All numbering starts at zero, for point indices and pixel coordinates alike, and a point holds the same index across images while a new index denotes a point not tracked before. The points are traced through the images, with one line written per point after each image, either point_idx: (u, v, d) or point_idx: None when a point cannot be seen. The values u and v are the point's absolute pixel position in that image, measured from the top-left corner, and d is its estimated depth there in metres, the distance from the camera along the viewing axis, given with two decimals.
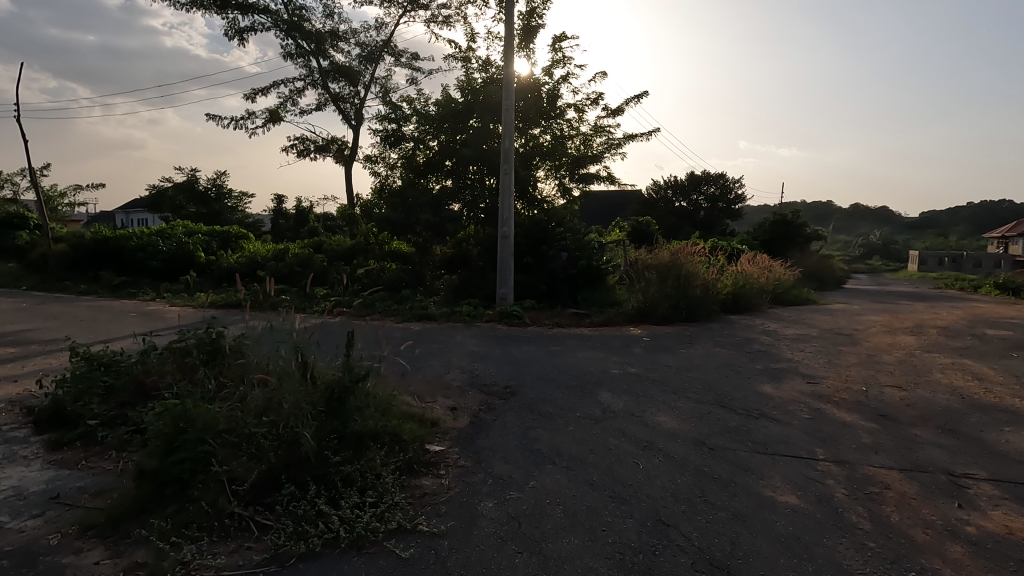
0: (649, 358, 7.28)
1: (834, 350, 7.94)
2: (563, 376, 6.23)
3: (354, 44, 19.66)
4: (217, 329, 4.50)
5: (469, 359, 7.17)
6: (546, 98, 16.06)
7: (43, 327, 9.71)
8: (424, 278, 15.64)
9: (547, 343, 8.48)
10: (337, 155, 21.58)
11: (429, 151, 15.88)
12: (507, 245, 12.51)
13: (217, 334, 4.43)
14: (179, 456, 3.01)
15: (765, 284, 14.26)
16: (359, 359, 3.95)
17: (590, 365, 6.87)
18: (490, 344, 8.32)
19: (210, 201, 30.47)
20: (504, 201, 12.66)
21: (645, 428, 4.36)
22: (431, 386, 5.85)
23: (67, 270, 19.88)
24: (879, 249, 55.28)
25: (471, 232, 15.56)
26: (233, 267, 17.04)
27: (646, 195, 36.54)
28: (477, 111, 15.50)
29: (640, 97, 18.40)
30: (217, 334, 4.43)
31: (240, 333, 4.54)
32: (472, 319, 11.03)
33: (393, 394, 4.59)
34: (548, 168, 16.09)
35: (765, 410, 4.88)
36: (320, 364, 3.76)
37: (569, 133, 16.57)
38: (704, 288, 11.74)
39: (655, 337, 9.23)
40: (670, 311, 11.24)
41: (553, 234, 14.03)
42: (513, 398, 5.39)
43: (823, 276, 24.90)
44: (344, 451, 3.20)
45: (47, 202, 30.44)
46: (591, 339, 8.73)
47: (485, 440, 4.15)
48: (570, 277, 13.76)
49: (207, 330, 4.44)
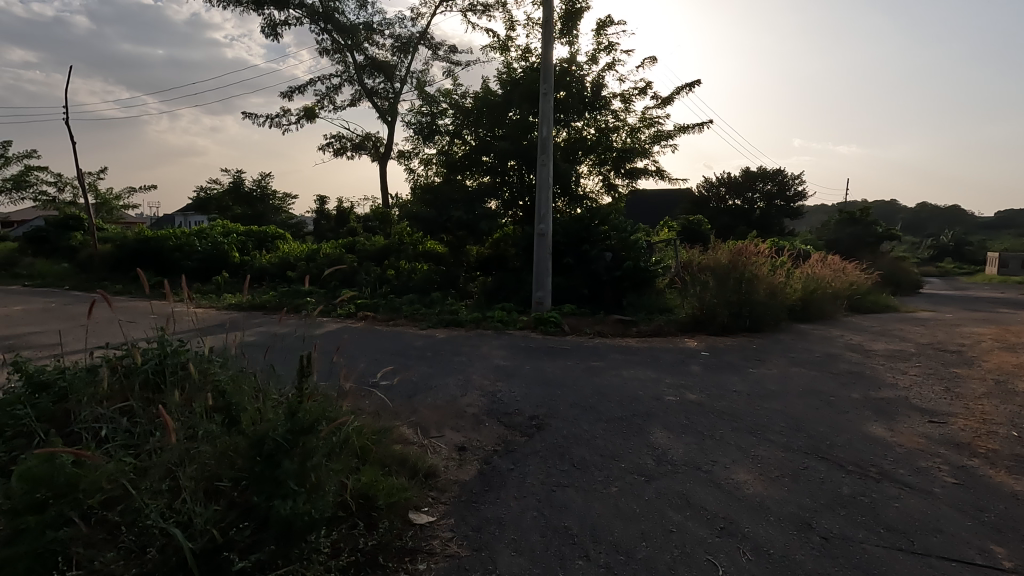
0: (712, 380, 5.97)
1: (946, 373, 6.37)
2: (604, 403, 5.04)
3: (389, 36, 18.92)
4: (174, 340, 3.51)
5: (492, 378, 6.04)
6: (591, 87, 14.77)
7: (53, 330, 9.25)
8: (458, 280, 14.68)
9: (587, 357, 7.25)
10: (373, 153, 20.99)
11: (466, 146, 14.83)
12: (545, 244, 11.32)
13: (176, 350, 3.37)
14: (19, 547, 2.04)
15: (839, 288, 12.53)
16: (316, 394, 2.90)
17: (638, 387, 5.64)
18: (520, 357, 7.18)
19: (254, 202, 30.73)
20: (542, 196, 11.49)
21: (717, 494, 3.12)
22: (440, 414, 4.77)
23: (110, 269, 20.06)
24: (951, 250, 50.91)
25: (508, 232, 14.29)
26: (265, 267, 16.60)
27: (698, 192, 34.53)
28: (517, 103, 14.40)
29: (693, 85, 16.87)
30: (177, 350, 3.38)
31: (198, 345, 3.59)
32: (504, 327, 9.89)
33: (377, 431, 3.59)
34: (592, 163, 14.93)
35: (886, 467, 3.53)
36: (261, 402, 2.73)
37: (615, 124, 15.26)
38: (769, 294, 10.25)
39: (715, 351, 7.84)
40: (731, 320, 9.82)
41: (596, 233, 12.74)
42: (538, 435, 4.25)
43: (897, 280, 22.58)
44: (266, 545, 2.21)
45: (103, 205, 31.44)
46: (638, 353, 7.45)
47: (493, 507, 3.04)
48: (615, 280, 12.36)
49: (164, 342, 3.43)
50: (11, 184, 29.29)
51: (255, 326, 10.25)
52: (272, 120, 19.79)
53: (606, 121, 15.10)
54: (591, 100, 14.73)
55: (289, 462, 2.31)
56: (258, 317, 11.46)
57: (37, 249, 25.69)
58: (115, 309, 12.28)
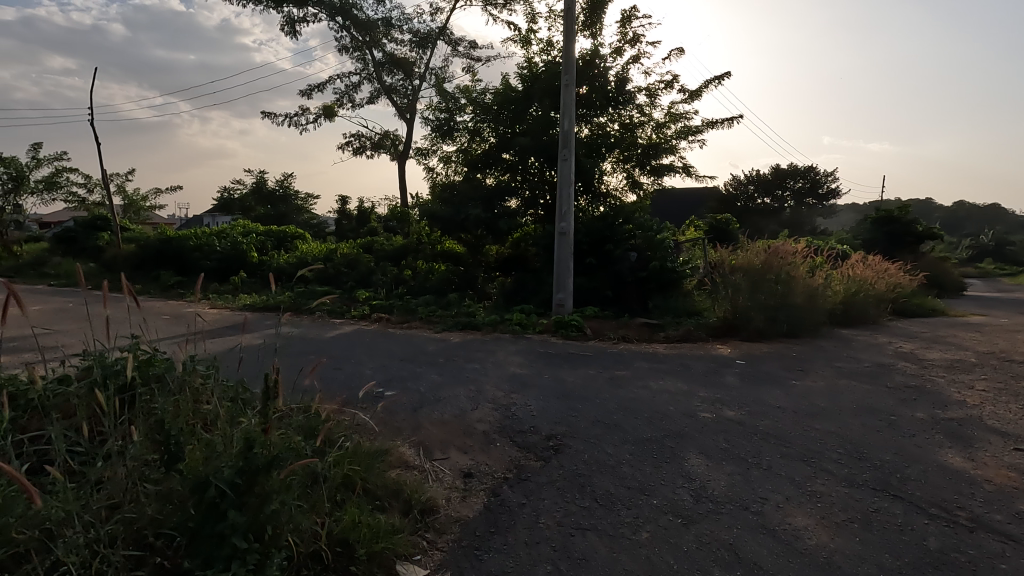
0: (752, 394, 5.37)
1: (1019, 388, 5.65)
2: (631, 420, 4.50)
3: (407, 31, 18.57)
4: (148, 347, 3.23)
5: (507, 388, 5.54)
6: (615, 81, 14.14)
7: (60, 331, 9.07)
8: (476, 281, 14.28)
9: (610, 365, 6.69)
10: (392, 151, 20.70)
11: (486, 144, 14.33)
12: (566, 244, 10.77)
13: (149, 362, 3.04)
14: None
15: (883, 291, 11.67)
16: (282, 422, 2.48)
17: (669, 402, 5.07)
18: (538, 365, 6.66)
19: (277, 202, 30.86)
20: (563, 193, 10.94)
21: (771, 548, 2.59)
22: (447, 432, 4.30)
23: (133, 269, 20.17)
24: (992, 251, 48.72)
25: (529, 230, 13.72)
26: (283, 267, 16.41)
27: (725, 191, 33.50)
28: (538, 99, 13.88)
29: (723, 77, 16.13)
30: (148, 361, 3.04)
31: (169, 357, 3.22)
32: (522, 330, 9.37)
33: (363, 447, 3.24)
34: (616, 160, 14.27)
35: (978, 512, 2.93)
36: (216, 434, 2.32)
37: (641, 118, 14.61)
38: (808, 297, 9.52)
39: (752, 359, 7.20)
40: (766, 325, 9.13)
41: (620, 232, 12.15)
42: (556, 460, 3.75)
43: (940, 282, 21.38)
44: None
45: (130, 206, 31.92)
46: (667, 362, 6.87)
47: (498, 559, 2.56)
48: (640, 281, 11.77)
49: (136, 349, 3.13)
50: (43, 185, 29.87)
51: (265, 328, 9.95)
52: (292, 119, 19.75)
53: (631, 116, 14.47)
54: (615, 94, 14.10)
55: (237, 513, 1.91)
56: (271, 318, 11.16)
57: (66, 250, 26.12)
58: (129, 309, 12.15)
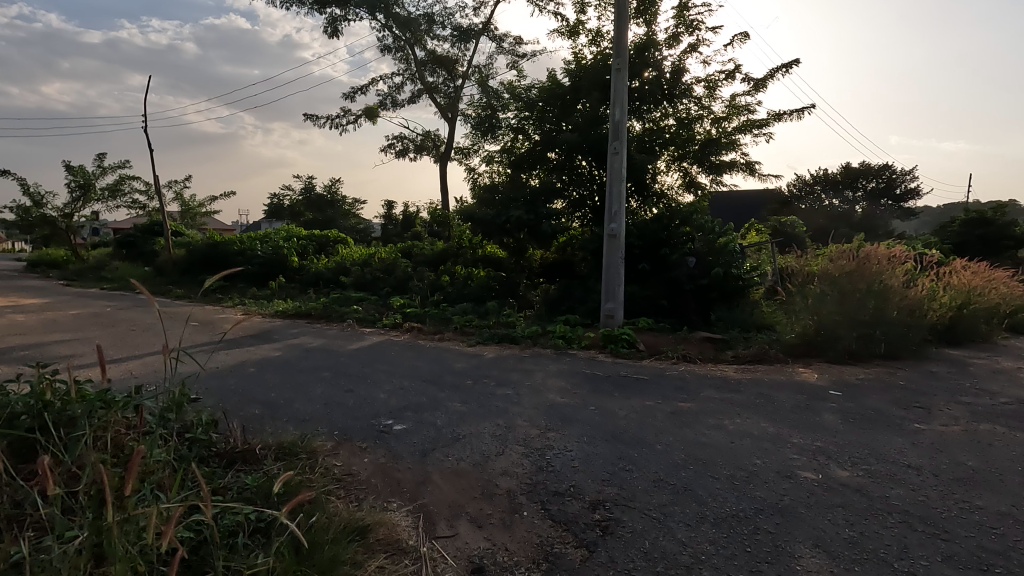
0: (864, 442, 4.10)
1: None
2: (705, 482, 3.36)
3: (449, 27, 17.90)
4: (63, 390, 2.78)
5: (545, 423, 4.49)
6: (670, 71, 12.85)
7: (81, 339, 8.74)
8: (518, 287, 13.28)
9: (671, 393, 5.50)
10: (434, 152, 20.08)
11: (530, 142, 13.28)
12: (617, 248, 9.58)
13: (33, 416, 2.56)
14: None
15: (998, 304, 9.81)
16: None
17: (756, 452, 3.89)
18: (583, 391, 5.57)
19: (324, 207, 31.01)
20: (613, 191, 9.78)
21: None
22: (461, 489, 3.31)
23: (181, 273, 20.36)
24: None
25: (576, 234, 12.62)
26: (320, 272, 15.98)
27: (788, 192, 31.24)
28: (587, 93, 12.69)
29: (791, 65, 14.56)
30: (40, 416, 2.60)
31: (70, 407, 2.69)
32: (566, 345, 8.24)
33: (312, 528, 2.56)
34: (670, 158, 12.97)
35: None
36: None
37: (701, 111, 13.20)
38: (911, 310, 7.95)
39: (849, 388, 5.85)
40: (858, 343, 7.68)
41: (676, 235, 10.83)
42: (606, 546, 2.72)
43: None
44: None
45: (187, 212, 32.82)
46: (743, 390, 5.62)
47: None
48: (701, 289, 10.44)
49: (42, 394, 2.70)
50: (108, 193, 31.12)
51: (287, 338, 9.29)
52: (334, 121, 19.53)
53: (688, 110, 13.13)
54: (669, 87, 12.84)
55: None
56: (299, 326, 10.61)
57: (125, 254, 26.92)
58: (163, 314, 11.86)
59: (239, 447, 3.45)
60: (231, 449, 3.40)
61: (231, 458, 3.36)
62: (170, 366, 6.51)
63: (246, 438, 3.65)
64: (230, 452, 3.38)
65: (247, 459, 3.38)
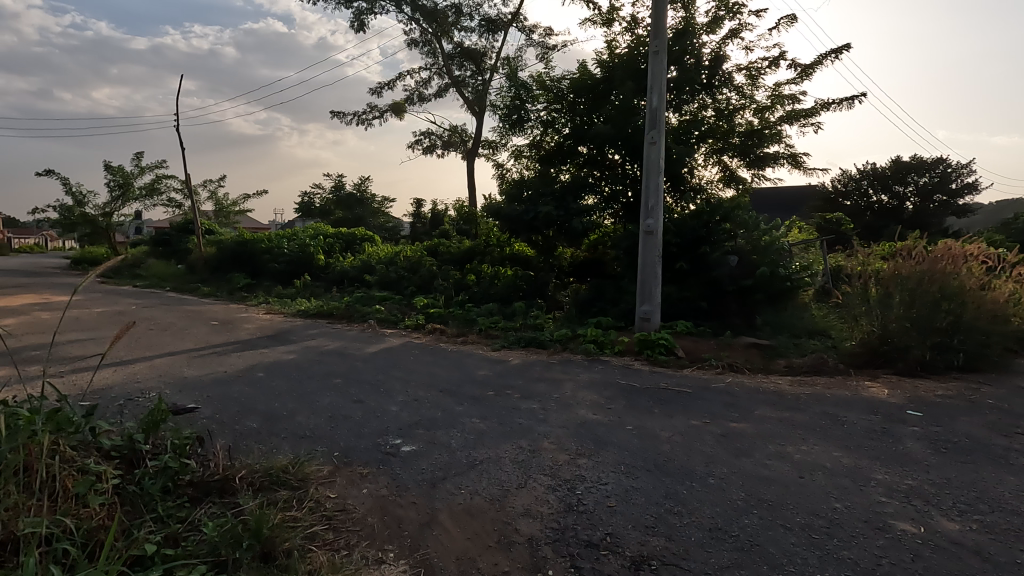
0: (969, 482, 3.33)
1: None
2: (775, 534, 2.70)
3: (477, 18, 17.36)
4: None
5: (576, 447, 3.87)
6: (710, 58, 12.00)
7: (97, 339, 8.55)
8: (547, 287, 12.66)
9: (720, 410, 4.80)
10: (462, 148, 19.61)
11: (560, 136, 12.61)
12: (653, 245, 8.85)
13: None
14: None
15: None
16: None
17: (835, 493, 3.18)
18: (618, 405, 4.92)
19: (354, 205, 31.02)
20: (649, 185, 9.05)
21: None
22: (472, 536, 2.72)
23: (211, 271, 20.46)
24: None
25: (608, 232, 11.90)
26: (345, 270, 15.70)
27: (833, 187, 29.70)
28: (620, 84, 11.82)
29: (842, 48, 13.49)
30: None
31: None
32: (597, 351, 7.58)
33: None
34: (708, 151, 12.15)
35: None
36: None
37: (743, 100, 12.29)
38: (992, 316, 6.99)
39: (929, 407, 5.03)
40: (931, 353, 6.81)
41: (717, 232, 9.99)
42: None
43: None
44: None
45: (221, 210, 33.30)
46: (804, 409, 4.87)
47: None
48: (745, 290, 9.60)
49: None
50: (146, 192, 31.78)
51: (303, 339, 8.90)
52: (360, 117, 19.24)
53: (730, 100, 12.23)
54: (709, 74, 11.98)
55: None
56: (318, 326, 10.24)
57: (161, 252, 27.37)
58: (186, 313, 11.73)
59: (219, 473, 2.94)
60: (207, 476, 2.89)
61: (207, 487, 2.85)
62: (176, 370, 6.19)
63: (229, 462, 3.16)
64: (206, 478, 2.88)
65: (223, 488, 2.87)
